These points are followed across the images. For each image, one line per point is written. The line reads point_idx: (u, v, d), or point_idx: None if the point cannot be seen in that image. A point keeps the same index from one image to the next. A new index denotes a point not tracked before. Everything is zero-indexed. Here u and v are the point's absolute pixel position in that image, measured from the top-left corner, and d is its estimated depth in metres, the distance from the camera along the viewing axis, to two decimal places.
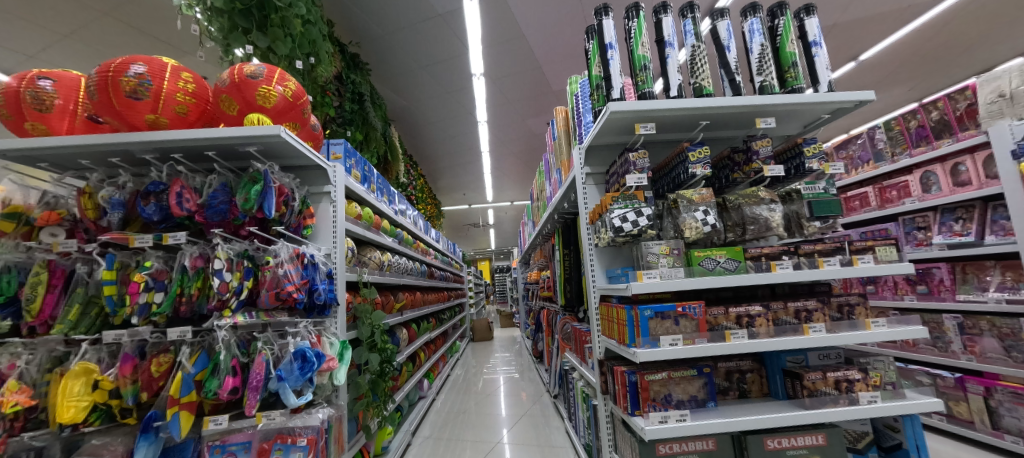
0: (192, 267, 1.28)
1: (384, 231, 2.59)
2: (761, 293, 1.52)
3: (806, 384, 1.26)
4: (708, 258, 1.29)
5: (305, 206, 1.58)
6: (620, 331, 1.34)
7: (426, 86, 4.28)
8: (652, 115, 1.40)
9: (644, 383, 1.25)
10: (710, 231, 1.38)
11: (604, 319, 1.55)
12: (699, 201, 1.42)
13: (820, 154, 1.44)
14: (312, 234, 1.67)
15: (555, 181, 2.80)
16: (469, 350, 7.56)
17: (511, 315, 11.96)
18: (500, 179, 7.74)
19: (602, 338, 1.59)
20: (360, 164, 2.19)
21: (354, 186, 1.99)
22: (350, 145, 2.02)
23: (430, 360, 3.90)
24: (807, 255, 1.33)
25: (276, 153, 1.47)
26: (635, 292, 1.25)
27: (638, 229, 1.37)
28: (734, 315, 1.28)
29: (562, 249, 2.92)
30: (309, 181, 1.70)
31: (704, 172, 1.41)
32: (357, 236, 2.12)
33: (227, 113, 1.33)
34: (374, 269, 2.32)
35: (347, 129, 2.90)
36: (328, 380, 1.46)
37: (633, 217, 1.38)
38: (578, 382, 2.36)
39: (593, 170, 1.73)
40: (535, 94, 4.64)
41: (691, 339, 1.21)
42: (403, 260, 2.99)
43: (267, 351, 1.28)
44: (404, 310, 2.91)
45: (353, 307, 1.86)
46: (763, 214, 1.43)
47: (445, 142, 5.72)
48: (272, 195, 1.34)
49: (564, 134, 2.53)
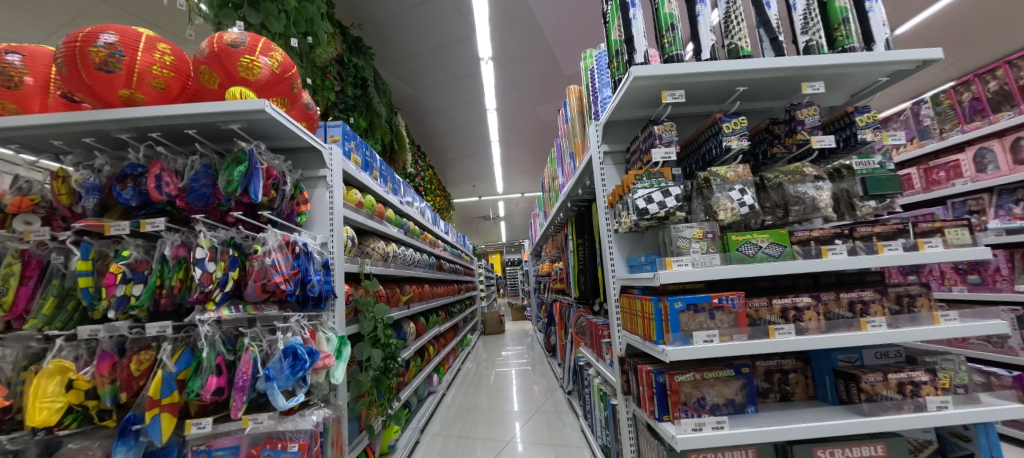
0: (173, 257, 1.17)
1: (388, 221, 2.47)
2: (802, 284, 1.35)
3: (863, 387, 1.08)
4: (748, 243, 1.11)
5: (298, 191, 1.46)
6: (645, 327, 1.19)
7: (432, 72, 4.12)
8: (682, 81, 1.22)
9: (673, 385, 1.10)
10: (748, 212, 1.20)
11: (626, 313, 1.41)
12: (734, 179, 1.25)
13: (876, 123, 1.25)
14: (308, 221, 1.55)
15: (568, 166, 2.63)
16: (481, 343, 7.49)
17: (522, 308, 11.86)
18: (510, 169, 7.57)
19: (623, 333, 1.44)
20: (361, 150, 2.06)
21: (354, 172, 1.86)
22: (349, 128, 1.88)
23: (440, 354, 3.81)
24: (863, 239, 1.14)
25: (263, 132, 1.34)
26: (663, 282, 1.09)
27: (665, 211, 1.20)
28: (778, 308, 1.11)
29: (576, 240, 2.76)
30: (303, 165, 1.58)
31: (741, 146, 1.23)
32: (359, 225, 2.01)
33: (208, 87, 1.20)
34: (377, 260, 2.21)
35: (350, 115, 2.78)
36: (324, 379, 1.35)
37: (660, 198, 1.21)
38: (595, 379, 2.22)
39: (612, 148, 1.56)
40: (546, 79, 4.44)
41: (728, 335, 1.05)
42: (410, 251, 2.87)
43: (255, 348, 1.17)
44: (411, 304, 2.81)
45: (353, 300, 1.74)
46: (809, 193, 1.25)
47: (453, 131, 5.57)
48: (258, 177, 1.22)
49: (579, 115, 2.35)
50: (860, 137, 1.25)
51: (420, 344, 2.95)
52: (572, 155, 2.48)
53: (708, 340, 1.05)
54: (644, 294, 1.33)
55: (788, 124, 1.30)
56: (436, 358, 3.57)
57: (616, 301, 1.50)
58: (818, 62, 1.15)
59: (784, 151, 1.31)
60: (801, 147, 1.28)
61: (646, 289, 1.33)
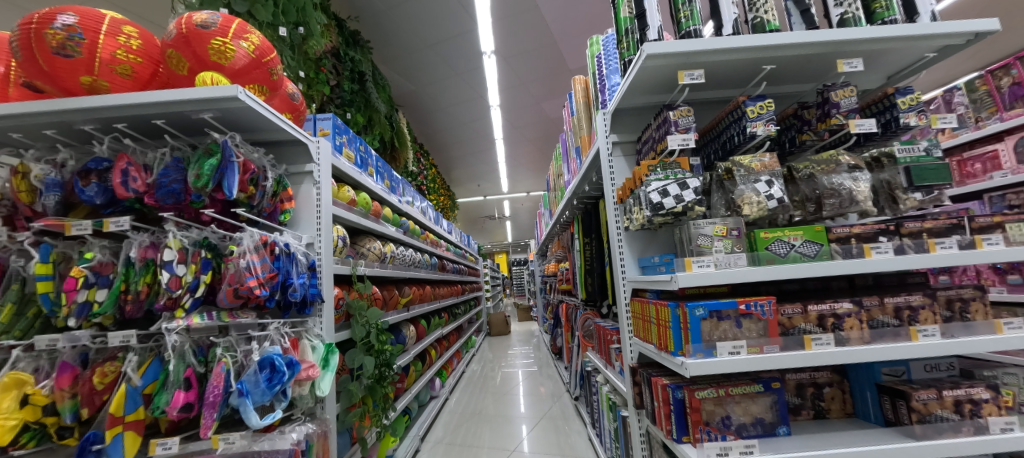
0: (140, 259, 1.07)
1: (386, 220, 2.36)
2: (835, 287, 1.21)
3: (914, 406, 0.94)
4: (779, 241, 0.97)
5: (281, 187, 1.35)
6: (661, 335, 1.06)
7: (434, 68, 4.01)
8: (702, 60, 1.08)
9: (693, 403, 0.97)
10: (776, 207, 1.06)
11: (638, 319, 1.28)
12: (760, 169, 1.11)
13: (922, 105, 1.10)
14: (293, 220, 1.45)
15: (574, 161, 2.50)
16: (486, 344, 7.39)
17: (528, 309, 11.73)
18: (515, 168, 7.45)
19: (635, 341, 1.31)
20: (354, 145, 1.95)
21: (345, 167, 1.75)
22: (340, 121, 1.77)
23: (444, 357, 3.70)
24: (912, 235, 1.00)
25: (240, 123, 1.24)
26: (681, 286, 0.96)
27: (682, 206, 1.07)
28: (815, 315, 0.97)
29: (583, 238, 2.63)
30: (288, 159, 1.47)
31: (768, 132, 1.09)
32: (352, 224, 1.90)
33: (178, 73, 1.11)
34: (373, 261, 2.10)
35: (347, 111, 2.69)
36: (308, 391, 1.25)
37: (676, 191, 1.08)
38: (603, 386, 2.09)
39: (621, 138, 1.43)
40: (550, 73, 4.31)
41: (758, 346, 0.92)
42: (410, 251, 2.76)
43: (228, 359, 1.06)
44: (411, 306, 2.71)
45: (343, 304, 1.64)
46: (846, 185, 1.11)
47: (456, 128, 5.46)
48: (233, 171, 1.11)
49: (585, 107, 2.22)
50: (903, 122, 1.11)
51: (421, 348, 2.85)
52: (579, 149, 2.35)
53: (735, 352, 0.91)
54: (658, 298, 1.20)
55: (819, 108, 1.15)
56: (438, 361, 3.46)
57: (626, 305, 1.37)
58: (861, 35, 1.00)
59: (815, 138, 1.16)
60: (835, 133, 1.14)
61: (661, 293, 1.20)
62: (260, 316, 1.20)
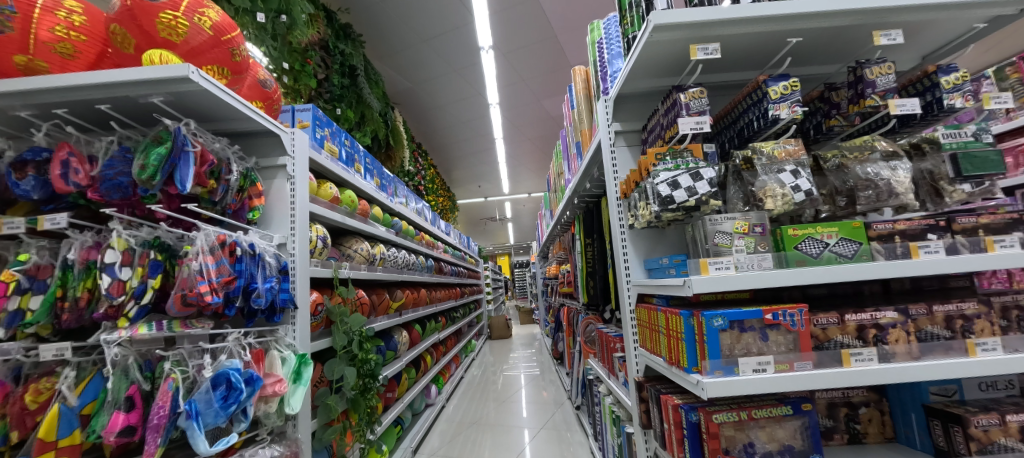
0: (80, 262, 0.94)
1: (375, 220, 2.23)
2: (867, 292, 1.07)
3: (972, 434, 0.78)
4: (809, 239, 0.83)
5: (249, 182, 1.23)
6: (671, 348, 0.92)
7: (430, 64, 3.91)
8: (717, 32, 0.94)
9: (711, 428, 0.83)
10: (804, 200, 0.92)
11: (644, 328, 1.14)
12: (783, 157, 0.98)
13: (968, 84, 0.96)
14: (265, 219, 1.32)
15: (574, 157, 2.37)
16: (487, 348, 7.26)
17: (530, 312, 11.55)
18: (515, 168, 7.32)
19: (641, 352, 1.17)
20: (339, 139, 1.82)
21: (326, 162, 1.62)
22: (322, 113, 1.65)
23: (440, 363, 3.56)
24: (965, 232, 0.85)
25: (200, 109, 1.12)
26: (696, 291, 0.82)
27: (696, 200, 0.93)
28: (853, 326, 0.83)
29: (585, 239, 2.49)
30: (260, 152, 1.35)
31: (792, 115, 0.96)
32: (336, 224, 1.77)
33: (125, 52, 1.01)
34: (360, 263, 1.97)
35: (337, 106, 2.58)
36: (275, 408, 1.12)
37: (687, 183, 0.94)
38: (606, 397, 1.95)
39: (624, 127, 1.30)
40: (551, 69, 4.18)
41: (787, 363, 0.78)
42: (403, 253, 2.63)
43: (177, 375, 0.93)
44: (403, 310, 2.58)
45: (323, 310, 1.50)
46: (882, 174, 0.96)
47: (455, 127, 5.34)
48: (186, 164, 1.00)
49: (585, 99, 2.08)
50: (947, 103, 0.96)
51: (415, 354, 2.71)
52: (579, 144, 2.21)
53: (759, 369, 0.78)
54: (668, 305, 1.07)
55: (850, 90, 1.02)
56: (434, 368, 3.33)
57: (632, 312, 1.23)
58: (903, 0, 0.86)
59: (845, 123, 1.04)
60: (870, 117, 1.01)
61: (670, 299, 1.06)
62: (220, 325, 1.07)
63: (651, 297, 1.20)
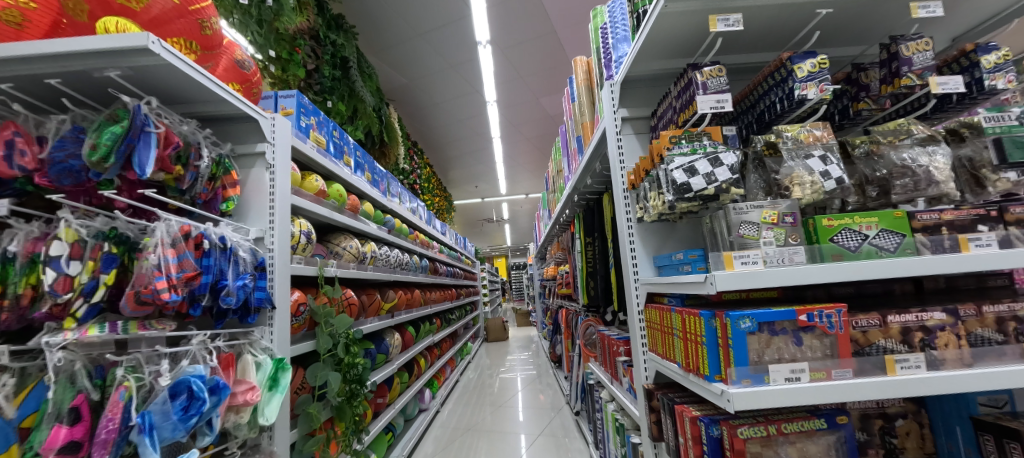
0: (22, 254, 0.83)
1: (367, 217, 2.13)
2: (898, 291, 0.98)
3: None
4: (846, 230, 0.74)
5: (222, 170, 1.12)
6: (688, 354, 0.82)
7: (426, 59, 3.81)
8: (738, 2, 0.85)
9: (736, 444, 0.73)
10: (835, 188, 0.83)
11: (654, 331, 1.04)
12: (810, 142, 0.88)
13: (1012, 63, 0.87)
14: (241, 211, 1.21)
15: (575, 152, 2.27)
16: (484, 350, 7.15)
17: (527, 314, 11.43)
18: (513, 169, 7.23)
19: (651, 357, 1.07)
20: (327, 129, 1.72)
21: (312, 153, 1.51)
22: (307, 100, 1.54)
23: (435, 366, 3.44)
24: (1018, 224, 0.76)
25: (166, 88, 1.01)
26: (718, 289, 0.72)
27: (715, 188, 0.84)
28: (897, 328, 0.73)
29: (586, 238, 2.39)
30: (237, 139, 1.24)
31: (821, 96, 0.87)
32: (322, 219, 1.67)
33: (79, 20, 0.91)
34: (348, 261, 1.86)
35: (327, 98, 2.48)
36: (248, 419, 1.01)
37: (706, 169, 0.84)
38: (608, 403, 1.85)
39: (632, 113, 1.20)
40: (549, 66, 4.09)
41: (823, 370, 0.69)
42: (396, 252, 2.53)
43: (130, 382, 0.82)
44: (396, 311, 2.48)
45: (306, 310, 1.40)
46: (920, 161, 0.87)
47: (451, 125, 5.24)
48: (148, 146, 0.90)
49: (586, 91, 1.99)
50: (989, 84, 0.88)
51: (408, 358, 2.60)
52: (580, 137, 2.12)
53: (793, 378, 0.68)
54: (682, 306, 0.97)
55: (882, 69, 0.93)
56: (429, 371, 3.21)
57: (640, 314, 1.13)
58: None
59: (875, 107, 0.96)
60: (903, 100, 0.93)
61: (685, 299, 0.96)
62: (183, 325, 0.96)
63: (661, 297, 1.10)
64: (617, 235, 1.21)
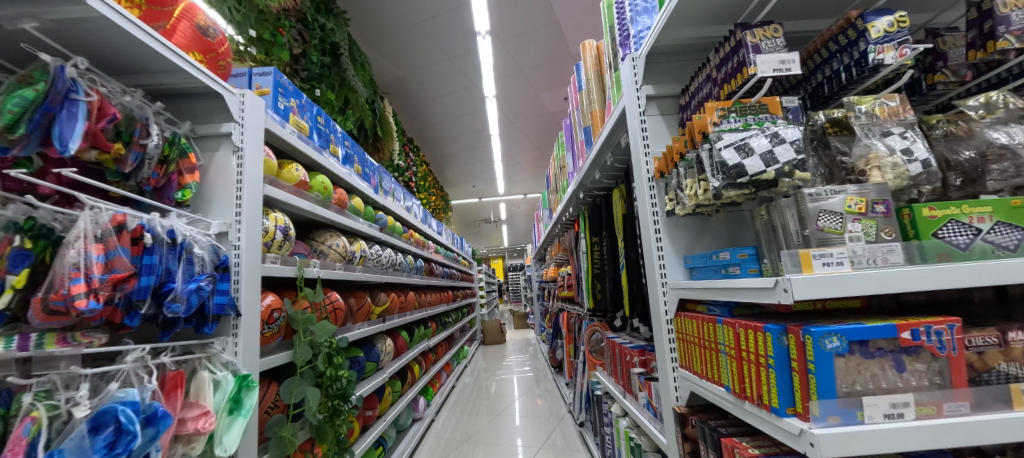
0: None
1: (356, 213, 1.95)
2: (979, 299, 0.82)
3: None
4: (951, 222, 0.59)
5: (177, 151, 0.95)
6: (746, 377, 0.66)
7: (422, 50, 3.64)
8: None
9: None
10: (922, 172, 0.68)
11: (691, 345, 0.87)
12: (886, 117, 0.73)
13: None
14: (201, 203, 1.03)
15: (582, 144, 2.11)
16: (480, 353, 6.97)
17: (525, 316, 11.25)
18: (512, 168, 7.06)
19: (684, 375, 0.91)
20: (310, 114, 1.54)
21: (290, 138, 1.34)
22: (286, 79, 1.37)
23: (429, 373, 3.26)
24: None
25: (101, 50, 0.84)
26: (787, 298, 0.56)
27: (776, 171, 0.67)
28: (1021, 349, 0.57)
29: (592, 238, 2.23)
30: (199, 118, 1.06)
31: (900, 61, 0.70)
32: (304, 214, 1.49)
33: None
34: (334, 261, 1.68)
35: (315, 85, 2.30)
36: (202, 451, 0.83)
37: (763, 147, 0.68)
38: (619, 418, 1.69)
39: (658, 91, 1.04)
40: (551, 59, 3.94)
41: (933, 405, 0.53)
42: (388, 252, 2.35)
43: (38, 413, 0.63)
44: (388, 315, 2.30)
45: (282, 316, 1.22)
46: (1019, 141, 0.72)
47: (449, 122, 5.07)
48: (71, 122, 0.72)
49: (596, 76, 1.83)
50: None
51: (401, 365, 2.42)
52: (588, 128, 1.96)
53: (892, 414, 0.53)
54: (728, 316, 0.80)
55: (969, 32, 0.77)
56: (423, 378, 3.03)
57: (669, 323, 0.97)
58: None
59: (954, 79, 0.81)
60: (990, 69, 0.79)
61: (732, 307, 0.79)
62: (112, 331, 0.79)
63: (696, 304, 0.93)
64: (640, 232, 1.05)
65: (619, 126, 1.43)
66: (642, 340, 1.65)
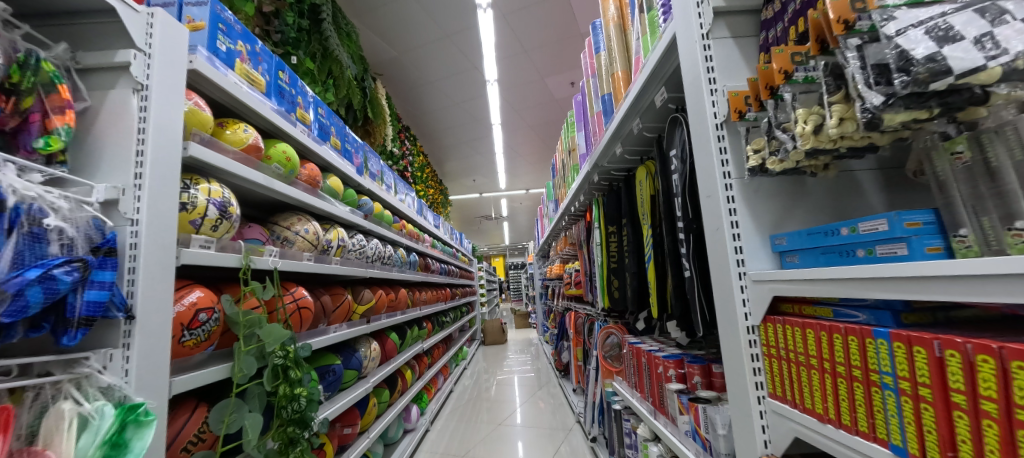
0: None
1: (334, 196, 1.65)
2: None
3: None
4: None
5: (35, 76, 0.64)
6: (968, 440, 0.38)
7: (417, 26, 3.34)
8: None
9: None
10: None
11: (800, 369, 0.58)
12: None
13: None
14: (83, 157, 0.73)
15: (599, 118, 1.80)
16: (481, 354, 6.67)
17: (527, 316, 10.92)
18: (514, 161, 6.76)
19: (781, 411, 0.62)
20: (269, 67, 1.24)
21: (234, 89, 1.03)
22: (230, 13, 1.06)
23: (424, 377, 2.97)
24: None
25: None
26: None
27: (1005, 67, 0.37)
28: None
29: (608, 227, 1.93)
30: (85, 43, 0.76)
31: None
32: (259, 189, 1.20)
33: None
34: (302, 250, 1.39)
35: (291, 51, 2.03)
36: None
37: (977, 30, 0.38)
38: (646, 441, 1.39)
39: (733, 3, 0.73)
40: (558, 38, 3.63)
41: None
42: (374, 242, 2.05)
43: None
44: (373, 316, 2.01)
45: (218, 318, 0.92)
46: None
47: (448, 109, 4.78)
48: None
49: (617, 32, 1.52)
50: None
51: (389, 372, 2.12)
52: (609, 95, 1.65)
53: None
54: (877, 326, 0.50)
55: None
56: (417, 384, 2.74)
57: (753, 332, 0.67)
58: None
59: None
60: None
61: (892, 312, 0.49)
62: None
63: (800, 306, 0.63)
64: (700, 203, 0.75)
65: (654, 79, 1.13)
66: (675, 347, 1.35)
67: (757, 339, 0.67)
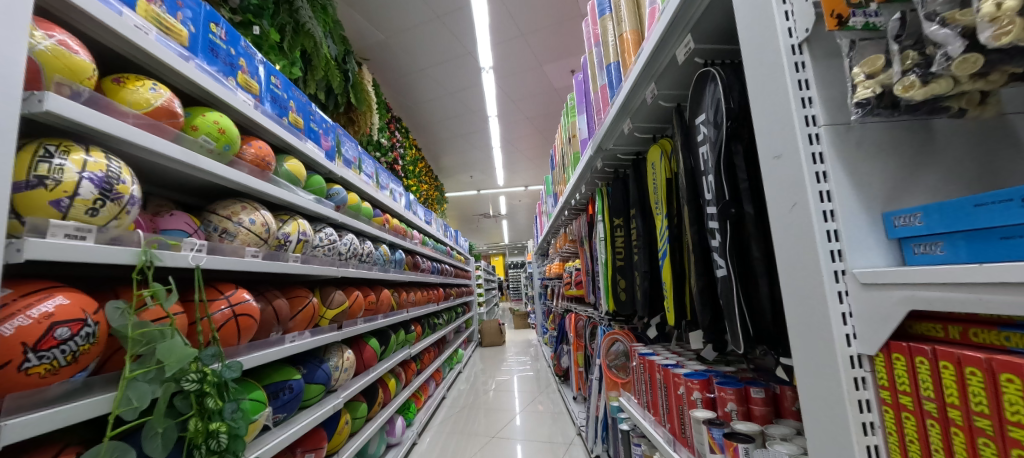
0: None
1: (294, 182, 1.41)
2: None
3: None
4: None
5: None
6: None
7: (406, 6, 3.09)
8: None
9: None
10: None
11: (977, 442, 0.36)
12: None
13: None
14: None
15: (604, 92, 1.55)
16: (478, 356, 6.43)
17: (526, 315, 10.68)
18: (512, 155, 6.51)
19: None
20: (193, 16, 0.99)
21: (130, 32, 0.78)
22: None
23: (411, 385, 2.73)
24: None
25: None
26: None
27: None
28: None
29: (614, 220, 1.69)
30: None
31: None
32: (180, 167, 0.95)
33: None
34: (247, 245, 1.14)
35: (254, 20, 1.79)
36: None
37: None
38: None
39: None
40: (558, 20, 3.39)
41: None
42: (348, 238, 1.81)
43: None
44: (348, 321, 1.78)
45: (96, 331, 0.68)
46: None
47: (442, 99, 4.53)
48: None
49: None
50: None
51: (366, 383, 1.89)
52: (617, 64, 1.40)
53: None
54: None
55: None
56: (402, 393, 2.51)
57: (861, 366, 0.46)
58: None
59: None
60: None
61: None
62: None
63: (962, 327, 0.40)
64: (769, 177, 0.54)
65: (678, 26, 0.88)
66: (698, 362, 1.11)
67: (870, 377, 0.45)
